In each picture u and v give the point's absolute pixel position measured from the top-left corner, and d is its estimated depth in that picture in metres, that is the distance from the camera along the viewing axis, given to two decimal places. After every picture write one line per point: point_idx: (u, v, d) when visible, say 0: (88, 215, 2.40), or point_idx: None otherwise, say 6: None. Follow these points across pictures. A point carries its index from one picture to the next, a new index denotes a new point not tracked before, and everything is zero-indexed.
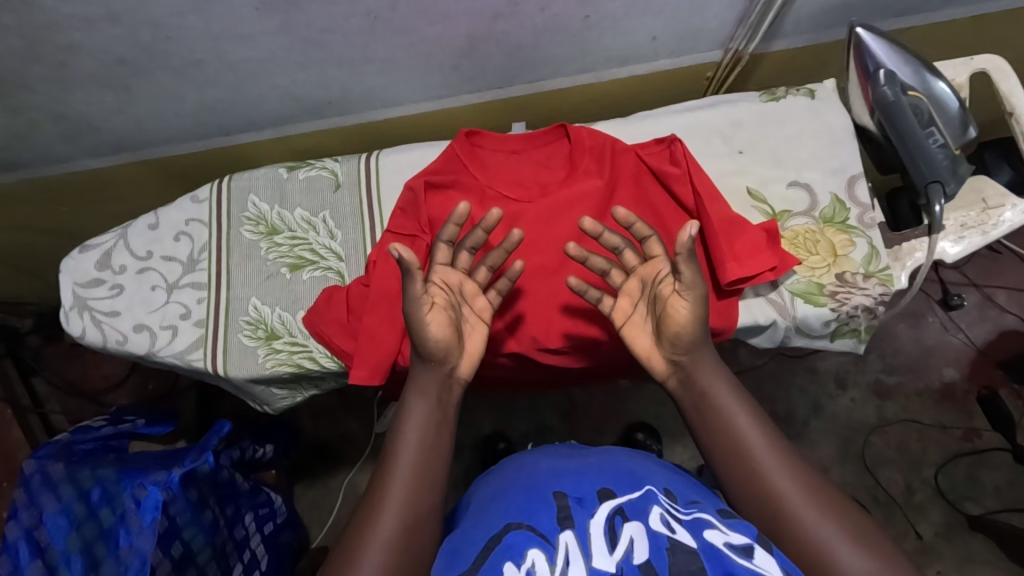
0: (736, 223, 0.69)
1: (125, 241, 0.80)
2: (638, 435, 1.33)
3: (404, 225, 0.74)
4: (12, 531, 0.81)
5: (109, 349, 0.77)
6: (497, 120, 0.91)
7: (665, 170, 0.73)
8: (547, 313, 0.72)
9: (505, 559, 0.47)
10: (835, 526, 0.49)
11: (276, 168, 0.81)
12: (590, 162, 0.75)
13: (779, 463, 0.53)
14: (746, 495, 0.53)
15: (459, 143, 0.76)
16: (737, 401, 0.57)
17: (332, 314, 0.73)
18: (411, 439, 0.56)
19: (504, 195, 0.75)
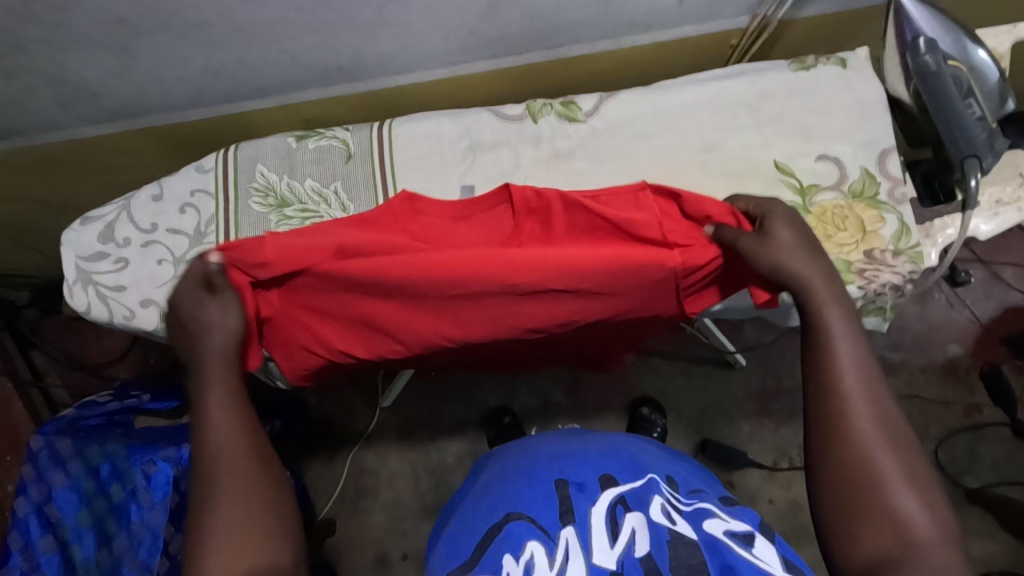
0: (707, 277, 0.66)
1: (128, 212, 0.77)
2: (643, 409, 1.35)
3: (282, 253, 0.63)
4: (22, 506, 0.85)
5: (116, 325, 0.75)
6: (511, 90, 0.87)
7: (630, 220, 0.66)
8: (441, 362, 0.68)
9: (505, 551, 0.52)
10: (900, 476, 0.48)
11: (285, 138, 0.78)
12: (532, 221, 0.68)
13: (870, 411, 0.51)
14: (824, 421, 0.52)
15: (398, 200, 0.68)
16: (846, 329, 0.54)
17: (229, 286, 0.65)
18: (216, 427, 0.54)
19: (417, 257, 0.65)
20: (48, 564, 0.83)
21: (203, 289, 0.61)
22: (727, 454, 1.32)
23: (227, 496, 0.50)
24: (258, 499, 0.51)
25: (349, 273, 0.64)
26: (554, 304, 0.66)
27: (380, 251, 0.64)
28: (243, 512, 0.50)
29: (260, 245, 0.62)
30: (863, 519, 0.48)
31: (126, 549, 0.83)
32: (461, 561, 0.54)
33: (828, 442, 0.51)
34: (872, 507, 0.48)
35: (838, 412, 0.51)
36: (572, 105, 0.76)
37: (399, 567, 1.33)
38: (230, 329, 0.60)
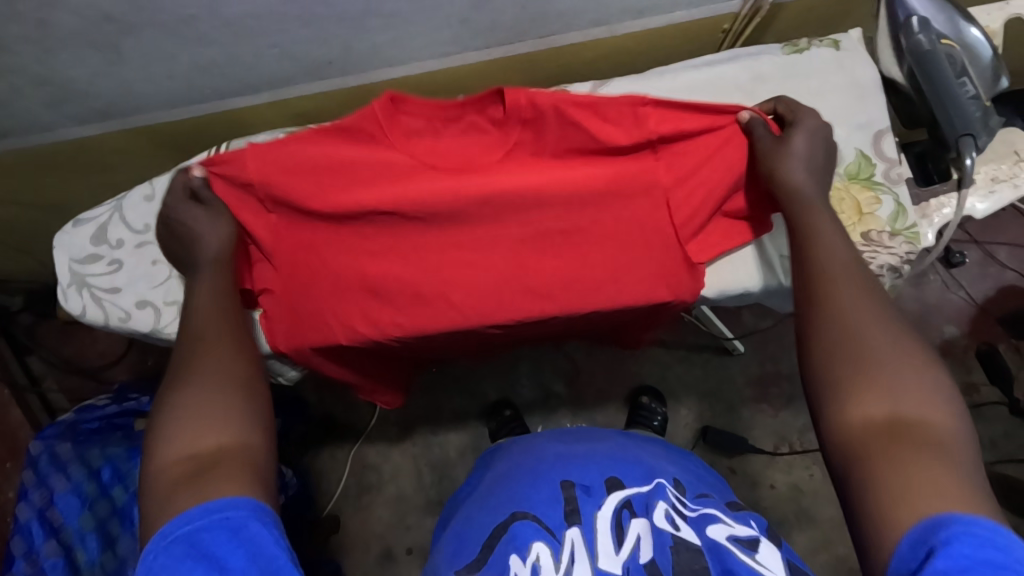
0: (698, 199, 0.68)
1: (121, 213, 0.77)
2: (643, 398, 1.35)
3: (264, 172, 0.66)
4: (23, 512, 0.83)
5: (112, 326, 0.75)
6: (504, 80, 0.87)
7: (618, 140, 0.67)
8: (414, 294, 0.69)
9: (511, 551, 0.54)
10: (895, 355, 0.47)
11: (278, 134, 0.78)
12: (523, 134, 0.68)
13: (862, 299, 0.50)
14: (812, 306, 0.52)
15: (379, 105, 0.65)
16: (830, 228, 0.56)
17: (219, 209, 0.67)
18: (204, 323, 0.57)
19: (392, 178, 0.67)
20: (52, 568, 0.81)
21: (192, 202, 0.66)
22: (728, 440, 1.33)
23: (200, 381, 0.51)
24: (229, 385, 0.51)
25: (314, 199, 0.66)
26: (557, 253, 0.69)
27: (364, 172, 0.67)
28: (212, 391, 0.50)
29: (242, 159, 0.66)
30: (853, 390, 0.46)
31: (133, 548, 0.87)
32: (467, 560, 0.56)
33: (815, 323, 0.51)
34: (859, 381, 0.46)
35: (828, 298, 0.51)
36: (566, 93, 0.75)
37: (404, 561, 1.34)
38: (221, 237, 0.64)
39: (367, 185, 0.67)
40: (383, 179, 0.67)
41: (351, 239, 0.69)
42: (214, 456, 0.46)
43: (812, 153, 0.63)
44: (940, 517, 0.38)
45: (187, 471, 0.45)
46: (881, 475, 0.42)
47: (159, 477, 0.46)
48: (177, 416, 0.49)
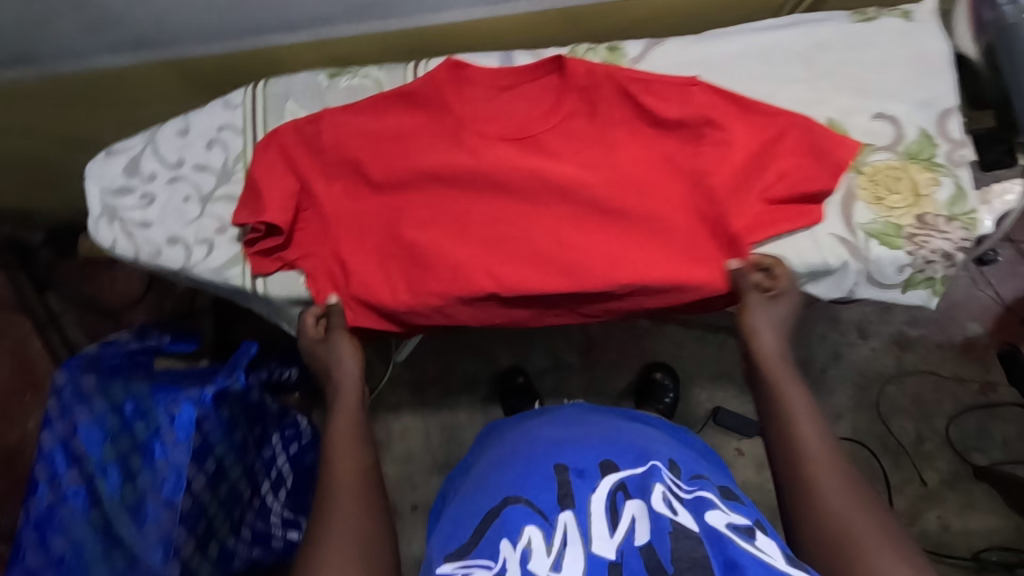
0: (747, 174, 0.65)
1: (154, 146, 0.75)
2: (656, 374, 1.35)
3: (339, 136, 0.69)
4: (48, 440, 0.86)
5: (141, 262, 0.74)
6: (549, 35, 0.83)
7: (676, 113, 0.65)
8: (449, 263, 0.67)
9: (503, 537, 0.55)
10: (873, 526, 0.50)
11: (316, 75, 0.75)
12: (578, 106, 0.68)
13: (826, 452, 0.56)
14: (802, 499, 0.54)
15: (442, 72, 0.68)
16: (805, 409, 0.59)
17: (277, 165, 0.70)
18: (342, 462, 0.62)
19: (448, 143, 0.68)
20: (74, 496, 0.85)
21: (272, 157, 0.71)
22: (738, 422, 1.33)
23: (333, 545, 0.55)
24: (359, 545, 0.55)
25: (370, 162, 0.69)
26: (602, 230, 0.67)
27: (422, 144, 0.69)
28: (344, 552, 0.54)
29: (320, 123, 0.70)
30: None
31: (151, 485, 0.85)
32: (459, 543, 0.58)
33: (809, 510, 0.53)
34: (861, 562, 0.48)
35: (796, 457, 0.56)
36: (618, 50, 0.72)
37: (409, 517, 1.36)
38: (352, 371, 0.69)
39: (421, 155, 0.68)
40: (434, 149, 0.68)
41: (401, 201, 0.70)
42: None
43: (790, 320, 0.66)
44: None
45: None
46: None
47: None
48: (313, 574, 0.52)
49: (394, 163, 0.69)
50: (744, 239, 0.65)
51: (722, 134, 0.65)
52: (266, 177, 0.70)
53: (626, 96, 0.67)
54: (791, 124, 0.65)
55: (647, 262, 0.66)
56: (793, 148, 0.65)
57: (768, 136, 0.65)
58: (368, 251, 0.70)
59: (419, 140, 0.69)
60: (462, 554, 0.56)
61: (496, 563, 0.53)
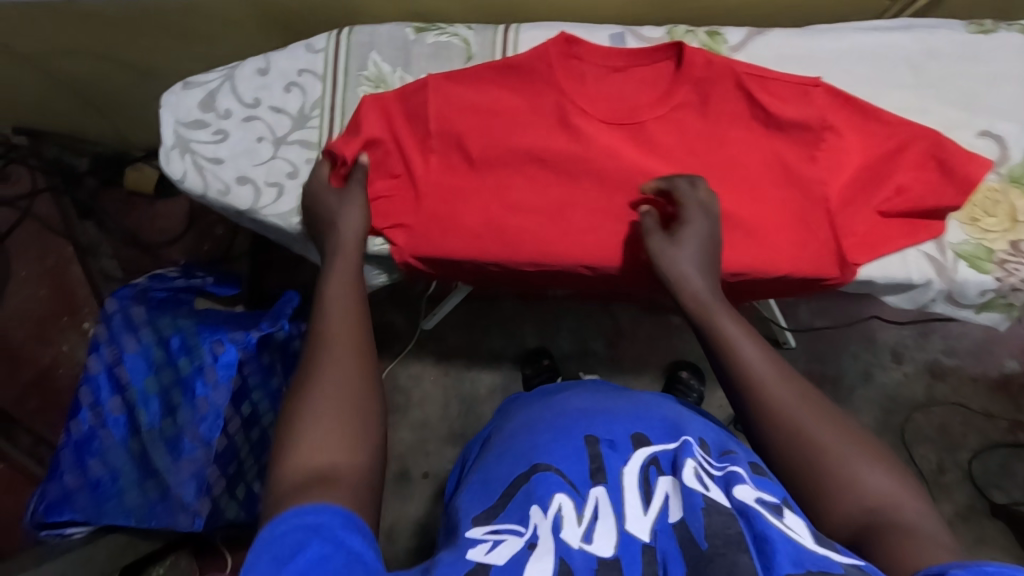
0: (861, 185, 0.66)
1: (232, 83, 0.74)
2: (682, 373, 1.34)
3: (443, 101, 0.70)
4: (94, 364, 0.87)
5: (208, 198, 0.73)
6: (638, 19, 0.79)
7: (793, 116, 0.66)
8: (547, 236, 0.70)
9: (533, 503, 0.51)
10: (836, 433, 0.49)
11: (403, 27, 0.73)
12: (689, 96, 0.69)
13: (785, 383, 0.52)
14: (776, 436, 0.50)
15: (553, 45, 0.69)
16: (739, 329, 0.56)
17: (374, 122, 0.71)
18: (334, 310, 0.55)
19: (555, 120, 0.70)
20: (116, 423, 0.87)
21: (374, 112, 0.71)
22: None
23: (320, 406, 0.48)
24: (352, 405, 0.49)
25: (474, 129, 0.70)
26: None
27: (526, 122, 0.70)
28: (333, 413, 0.48)
29: (424, 86, 0.70)
30: (824, 494, 0.47)
31: (190, 420, 0.86)
32: (486, 506, 0.54)
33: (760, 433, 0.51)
34: (828, 477, 0.47)
35: (756, 395, 0.52)
36: (718, 35, 0.70)
37: (418, 484, 1.36)
38: (357, 225, 0.64)
39: (526, 132, 0.70)
40: (536, 130, 0.70)
41: (501, 171, 0.71)
42: (328, 479, 0.45)
43: (701, 250, 0.62)
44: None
45: (303, 482, 0.44)
46: (883, 556, 0.42)
47: (275, 488, 0.45)
48: (299, 433, 0.47)
49: (500, 136, 0.70)
50: (852, 253, 0.66)
51: (840, 141, 0.66)
52: (361, 137, 0.70)
53: (741, 94, 0.68)
54: (908, 139, 0.65)
55: (746, 257, 0.67)
56: (906, 165, 0.65)
57: (884, 147, 0.65)
58: (464, 218, 0.70)
59: (524, 117, 0.70)
60: (489, 519, 0.52)
61: (528, 529, 0.49)
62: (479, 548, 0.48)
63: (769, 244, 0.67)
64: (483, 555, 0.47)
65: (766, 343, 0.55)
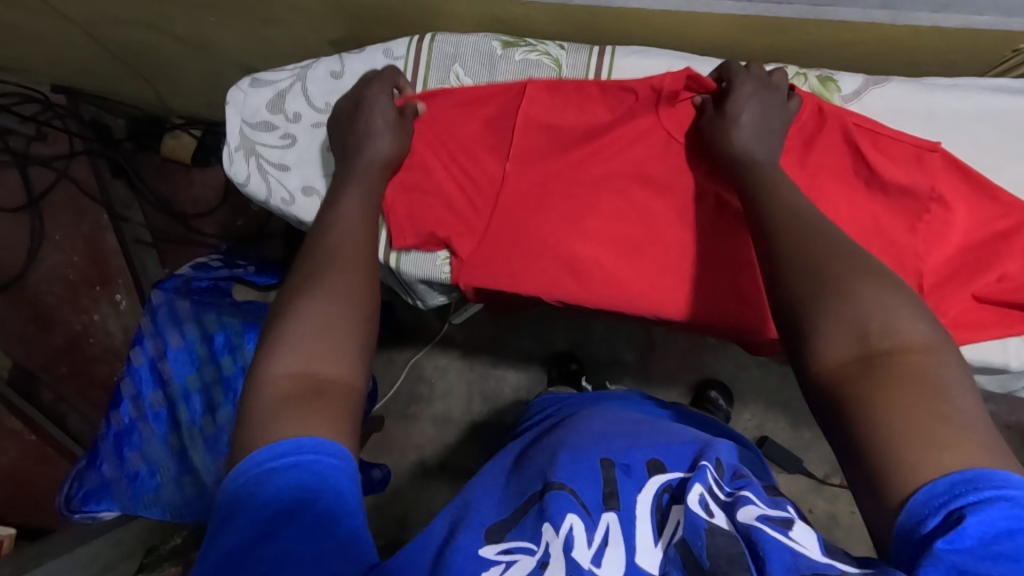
0: (956, 267, 0.62)
1: (303, 84, 0.70)
2: (712, 393, 1.31)
3: (526, 123, 0.66)
4: (138, 357, 0.86)
5: (271, 206, 0.70)
6: (733, 46, 0.73)
7: (902, 178, 0.61)
8: (615, 279, 0.65)
9: (545, 521, 0.48)
10: (862, 272, 0.43)
11: (490, 40, 0.68)
12: (795, 138, 0.63)
13: (802, 229, 0.47)
14: (793, 283, 0.44)
15: (672, 78, 0.64)
16: (781, 179, 0.54)
17: (450, 139, 0.68)
18: (342, 239, 0.53)
19: (647, 156, 0.66)
20: (155, 418, 0.86)
21: (451, 129, 0.68)
22: (784, 457, 1.29)
23: (316, 307, 0.46)
24: (349, 325, 0.46)
25: (558, 155, 0.66)
26: None
27: (613, 152, 0.66)
28: (329, 328, 0.45)
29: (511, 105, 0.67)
30: (830, 319, 0.41)
31: (230, 421, 0.84)
32: (499, 519, 0.52)
33: (775, 253, 0.47)
34: (843, 302, 0.41)
35: (772, 246, 0.48)
36: (830, 81, 0.64)
37: (434, 478, 1.35)
38: (387, 152, 0.62)
39: (613, 164, 0.66)
40: (625, 164, 0.66)
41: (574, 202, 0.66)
42: (320, 387, 0.43)
43: (769, 100, 0.60)
44: (967, 477, 0.33)
45: (289, 395, 0.41)
46: (891, 403, 0.36)
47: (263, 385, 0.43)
48: (292, 333, 0.45)
49: (584, 166, 0.66)
50: None
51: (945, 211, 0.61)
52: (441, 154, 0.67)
53: (848, 144, 0.62)
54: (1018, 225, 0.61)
55: None
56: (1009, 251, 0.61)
57: (992, 226, 0.61)
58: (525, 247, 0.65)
59: (611, 147, 0.66)
60: (500, 534, 0.50)
61: (539, 548, 0.47)
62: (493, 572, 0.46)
63: None
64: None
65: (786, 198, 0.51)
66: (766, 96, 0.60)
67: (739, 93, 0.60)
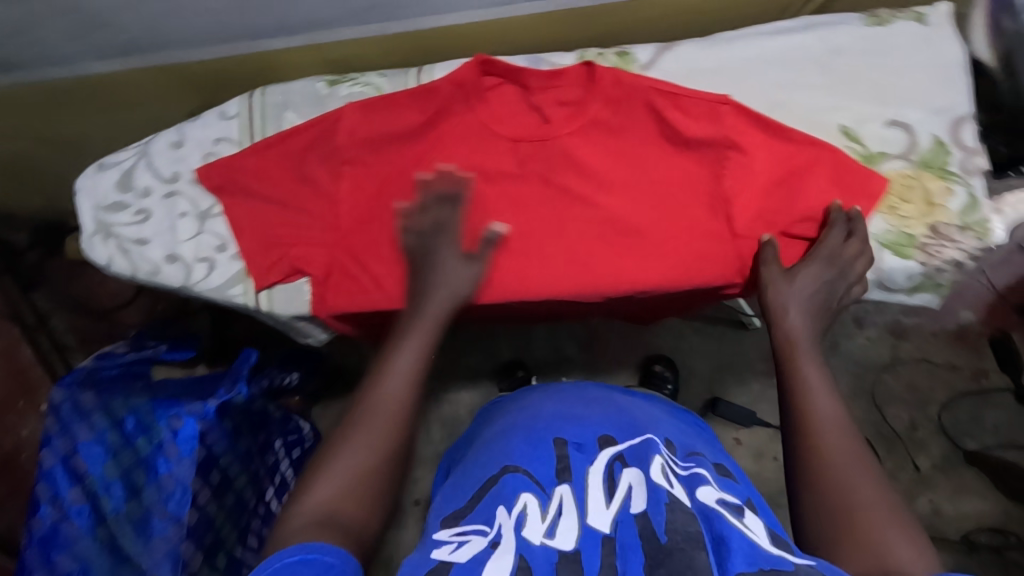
0: (768, 198, 0.66)
1: (147, 160, 0.72)
2: (656, 366, 1.29)
3: (351, 145, 0.69)
4: (48, 458, 0.85)
5: (140, 279, 0.72)
6: (553, 41, 0.79)
7: (699, 125, 0.67)
8: (463, 277, 0.68)
9: (499, 504, 0.50)
10: (882, 502, 0.48)
11: (315, 82, 0.73)
12: (602, 112, 0.68)
13: (844, 436, 0.53)
14: (815, 487, 0.51)
15: (468, 69, 0.68)
16: (824, 382, 0.58)
17: (282, 176, 0.70)
18: (391, 375, 0.58)
19: (476, 153, 0.69)
20: (78, 513, 0.84)
21: (288, 167, 0.70)
22: (739, 412, 1.27)
23: (349, 448, 0.53)
24: (368, 460, 0.52)
25: (390, 170, 0.70)
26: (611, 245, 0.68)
27: (444, 156, 0.69)
28: (349, 461, 0.52)
29: (333, 130, 0.69)
30: (854, 546, 0.46)
31: (154, 500, 0.84)
32: (455, 507, 0.52)
33: (820, 456, 0.52)
34: (856, 533, 0.46)
35: (810, 448, 0.53)
36: (627, 55, 0.70)
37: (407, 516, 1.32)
38: (457, 291, 0.65)
39: (446, 168, 0.69)
40: (455, 164, 0.69)
41: None
42: (333, 520, 0.48)
43: (815, 287, 0.64)
44: None
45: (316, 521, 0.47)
46: None
47: (284, 521, 0.48)
48: (323, 473, 0.51)
49: (417, 175, 0.70)
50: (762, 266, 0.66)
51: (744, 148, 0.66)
52: (277, 191, 0.70)
53: (647, 105, 0.68)
54: (815, 157, 0.66)
55: (657, 277, 0.67)
56: (810, 174, 0.66)
57: (792, 163, 0.66)
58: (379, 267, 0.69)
59: (440, 153, 0.70)
60: (456, 518, 0.51)
61: (491, 529, 0.48)
62: (443, 550, 0.46)
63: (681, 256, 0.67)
64: (446, 556, 0.46)
65: (840, 415, 0.55)
66: (821, 283, 0.64)
67: (807, 266, 0.64)
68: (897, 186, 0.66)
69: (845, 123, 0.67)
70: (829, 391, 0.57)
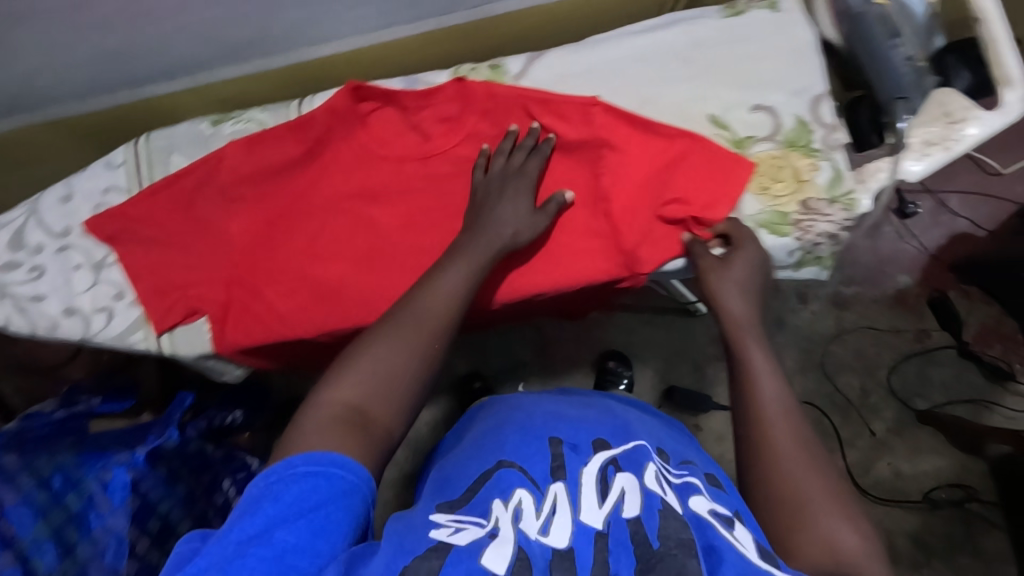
0: (645, 191, 0.68)
1: (37, 217, 0.73)
2: (609, 362, 1.28)
3: (236, 181, 0.71)
4: None
5: (39, 336, 0.71)
6: (437, 57, 0.81)
7: (570, 128, 0.69)
8: (357, 297, 0.69)
9: (494, 495, 0.48)
10: (829, 489, 0.50)
11: (199, 124, 0.74)
12: (480, 124, 0.71)
13: (789, 419, 0.54)
14: (762, 475, 0.52)
15: (339, 96, 0.70)
16: (766, 364, 0.58)
17: (173, 217, 0.71)
18: (438, 292, 0.56)
19: (360, 175, 0.71)
20: None
21: (178, 207, 0.72)
22: (694, 399, 1.27)
23: (375, 352, 0.51)
24: (396, 379, 0.50)
25: (278, 201, 0.71)
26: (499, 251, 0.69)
27: (328, 182, 0.71)
28: (383, 366, 0.51)
29: (217, 167, 0.72)
30: (806, 534, 0.48)
31: None
32: (450, 497, 0.50)
33: (769, 441, 0.53)
34: (803, 523, 0.48)
35: (760, 438, 0.53)
36: (500, 67, 0.73)
37: None
38: (505, 235, 0.63)
39: (331, 194, 0.71)
40: (340, 189, 0.71)
41: (305, 239, 0.71)
42: (362, 421, 0.47)
43: (750, 278, 0.63)
44: None
45: (340, 418, 0.47)
46: None
47: (308, 409, 0.48)
48: (346, 371, 0.50)
49: (303, 203, 0.71)
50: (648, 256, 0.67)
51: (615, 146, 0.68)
52: (168, 233, 0.71)
53: (519, 114, 0.70)
54: (686, 148, 0.68)
55: (548, 278, 0.68)
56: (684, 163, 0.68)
57: (665, 156, 0.68)
58: (276, 295, 0.70)
59: (325, 180, 0.71)
60: (453, 507, 0.49)
61: (488, 523, 0.45)
62: (442, 532, 0.44)
63: (570, 254, 0.68)
64: (445, 536, 0.43)
65: (788, 396, 0.56)
66: (755, 267, 0.64)
67: (736, 252, 0.63)
68: (765, 168, 0.68)
69: (711, 112, 0.70)
70: (771, 376, 0.57)
